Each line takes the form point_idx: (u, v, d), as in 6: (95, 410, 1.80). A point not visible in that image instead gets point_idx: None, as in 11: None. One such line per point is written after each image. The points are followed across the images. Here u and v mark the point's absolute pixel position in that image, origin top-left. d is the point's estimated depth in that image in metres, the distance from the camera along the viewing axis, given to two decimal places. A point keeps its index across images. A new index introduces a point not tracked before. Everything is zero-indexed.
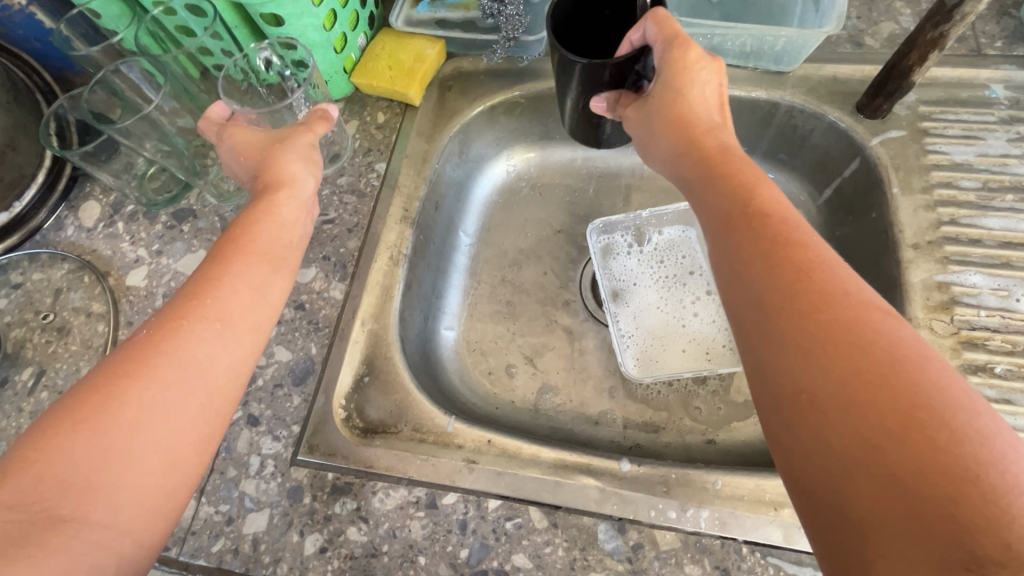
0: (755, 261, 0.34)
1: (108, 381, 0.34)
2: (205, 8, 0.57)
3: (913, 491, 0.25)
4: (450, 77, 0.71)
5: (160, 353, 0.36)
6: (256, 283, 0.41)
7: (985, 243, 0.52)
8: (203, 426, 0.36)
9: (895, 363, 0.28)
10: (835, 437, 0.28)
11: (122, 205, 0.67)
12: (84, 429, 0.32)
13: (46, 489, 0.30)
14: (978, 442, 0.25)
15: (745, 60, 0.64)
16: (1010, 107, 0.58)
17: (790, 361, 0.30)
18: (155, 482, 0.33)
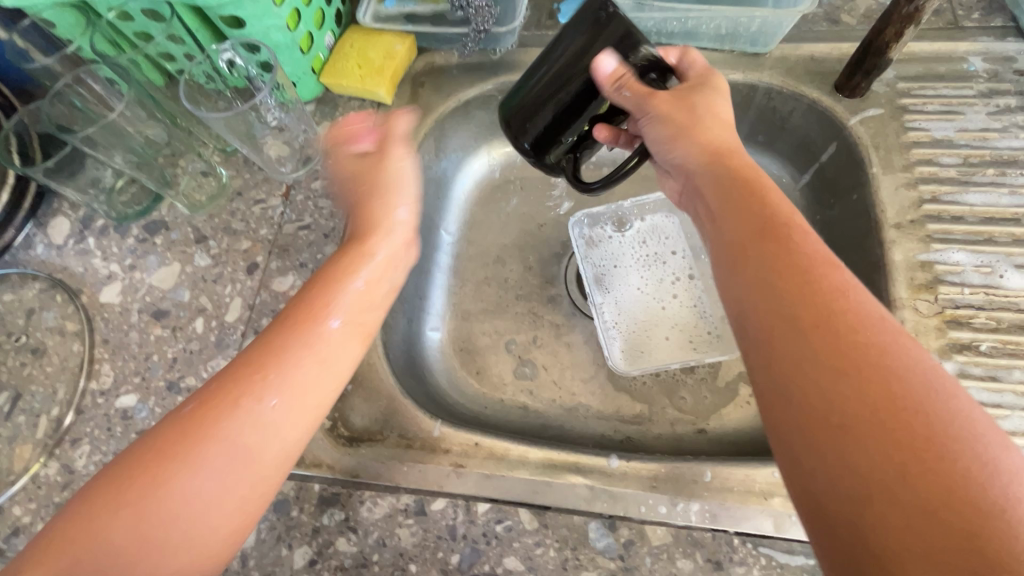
0: (780, 277, 0.34)
1: (158, 459, 0.35)
2: (162, 11, 0.55)
3: (941, 524, 0.25)
4: (422, 73, 0.69)
5: (209, 438, 0.36)
6: (318, 356, 0.40)
7: (967, 220, 0.52)
8: (240, 517, 0.36)
9: (925, 395, 0.28)
10: (861, 464, 0.27)
11: (93, 220, 0.65)
12: (127, 516, 0.34)
13: (95, 566, 0.33)
14: (1001, 478, 0.26)
15: (721, 43, 0.62)
16: (989, 80, 0.57)
17: (820, 381, 0.30)
18: (187, 573, 0.35)
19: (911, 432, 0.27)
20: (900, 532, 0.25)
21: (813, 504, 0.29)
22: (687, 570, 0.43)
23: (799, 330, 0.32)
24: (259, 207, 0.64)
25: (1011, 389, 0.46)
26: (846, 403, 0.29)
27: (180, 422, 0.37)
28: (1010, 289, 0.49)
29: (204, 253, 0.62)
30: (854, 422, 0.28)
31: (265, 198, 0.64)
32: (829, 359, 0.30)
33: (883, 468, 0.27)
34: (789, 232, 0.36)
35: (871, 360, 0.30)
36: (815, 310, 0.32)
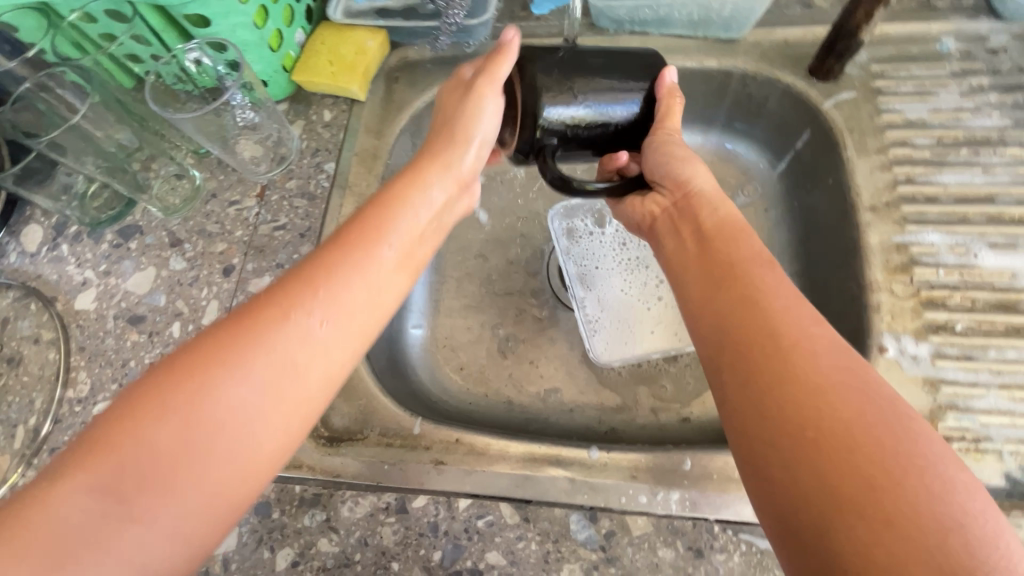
0: (758, 302, 0.36)
1: (210, 360, 0.32)
2: (125, 11, 0.54)
3: (906, 537, 0.26)
4: (397, 68, 0.69)
5: (266, 344, 0.34)
6: (375, 278, 0.39)
7: (942, 201, 0.52)
8: (290, 435, 0.34)
9: (891, 415, 0.30)
10: (830, 473, 0.28)
11: (65, 226, 0.64)
12: (177, 419, 0.30)
13: (123, 480, 0.29)
14: (959, 496, 0.27)
15: (694, 30, 0.62)
16: (961, 60, 0.57)
17: (795, 399, 0.31)
18: (233, 491, 0.32)
19: (877, 446, 0.28)
20: (865, 539, 0.26)
21: (783, 513, 0.29)
22: (668, 559, 0.43)
23: (776, 348, 0.33)
24: (234, 209, 0.63)
25: (987, 368, 0.46)
26: (817, 418, 0.30)
27: (232, 327, 0.34)
28: (984, 268, 0.49)
29: (179, 257, 0.61)
30: (828, 434, 0.29)
31: (240, 199, 0.64)
32: (802, 377, 0.32)
33: (852, 479, 0.28)
34: (763, 265, 0.38)
35: (841, 380, 0.31)
36: (789, 333, 0.34)
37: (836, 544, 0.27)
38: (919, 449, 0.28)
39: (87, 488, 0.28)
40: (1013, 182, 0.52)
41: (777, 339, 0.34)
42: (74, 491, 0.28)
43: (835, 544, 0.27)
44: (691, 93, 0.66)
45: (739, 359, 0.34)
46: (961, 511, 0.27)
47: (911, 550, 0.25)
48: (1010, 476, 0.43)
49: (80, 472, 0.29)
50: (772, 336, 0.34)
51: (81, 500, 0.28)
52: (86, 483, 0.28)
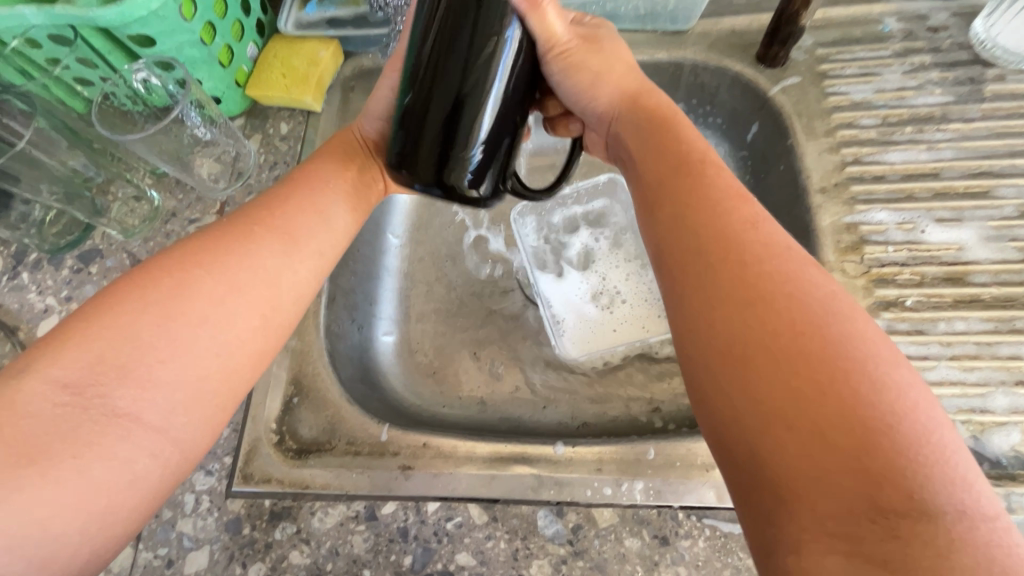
0: (693, 221, 0.34)
1: (179, 265, 0.37)
2: (67, 34, 0.54)
3: (833, 443, 0.25)
4: (352, 77, 0.69)
5: (230, 257, 0.38)
6: (325, 207, 0.44)
7: (889, 179, 0.53)
8: (264, 343, 0.39)
9: (825, 317, 0.29)
10: (756, 386, 0.28)
11: (24, 255, 0.63)
12: (152, 317, 0.35)
13: (103, 371, 0.33)
14: (894, 394, 0.26)
15: (643, 23, 0.63)
16: (904, 39, 0.58)
17: (726, 316, 0.30)
18: (213, 386, 0.35)
19: (809, 354, 0.28)
20: (798, 451, 0.26)
21: (723, 438, 0.29)
22: (634, 548, 0.44)
23: (710, 264, 0.32)
24: (194, 227, 0.63)
25: (937, 340, 0.46)
26: (748, 334, 0.29)
27: (195, 246, 0.38)
28: (932, 243, 0.50)
29: None
30: (755, 349, 0.29)
31: (200, 217, 0.64)
32: (733, 294, 0.31)
33: (780, 393, 0.27)
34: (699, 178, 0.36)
35: (772, 286, 0.30)
36: (724, 247, 0.32)
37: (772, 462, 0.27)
38: (852, 346, 0.28)
39: (67, 379, 0.32)
40: (956, 157, 0.53)
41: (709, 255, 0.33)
42: (52, 382, 0.32)
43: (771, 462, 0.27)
44: None
45: (675, 282, 0.34)
46: (899, 406, 0.26)
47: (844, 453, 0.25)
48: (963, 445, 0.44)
49: (56, 366, 0.32)
50: (703, 257, 0.33)
51: (60, 392, 0.31)
52: (62, 376, 0.32)
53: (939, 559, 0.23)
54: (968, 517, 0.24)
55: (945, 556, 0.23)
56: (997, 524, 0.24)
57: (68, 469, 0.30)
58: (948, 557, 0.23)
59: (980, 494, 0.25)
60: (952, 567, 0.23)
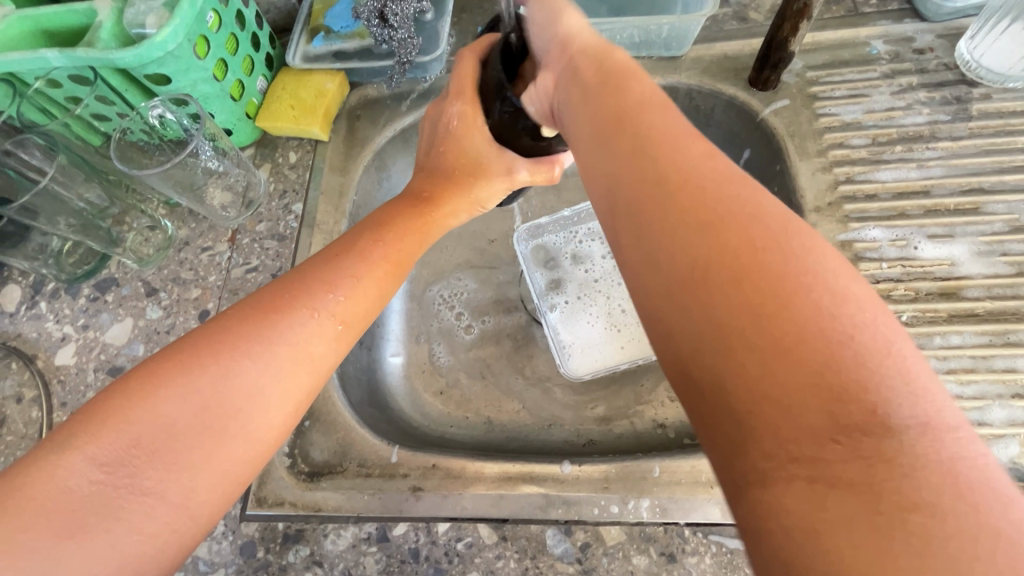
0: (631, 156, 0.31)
1: (227, 345, 0.35)
2: (87, 75, 0.56)
3: (790, 358, 0.22)
4: (358, 106, 0.71)
5: (279, 338, 0.36)
6: (381, 292, 0.43)
7: (881, 197, 0.54)
8: (287, 421, 0.37)
9: (772, 229, 0.26)
10: (708, 307, 0.25)
11: (43, 284, 0.65)
12: (193, 400, 0.33)
13: (138, 455, 0.31)
14: (847, 305, 0.23)
15: (638, 50, 0.65)
16: (891, 61, 0.60)
17: (675, 238, 0.27)
18: (238, 468, 0.34)
19: (754, 267, 0.25)
20: (760, 369, 0.22)
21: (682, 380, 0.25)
22: (642, 566, 0.45)
23: (653, 190, 0.29)
24: (207, 255, 0.65)
25: (933, 355, 0.48)
26: (699, 252, 0.26)
27: (245, 322, 0.36)
28: (925, 259, 0.51)
29: (156, 305, 0.63)
30: (702, 274, 0.25)
31: (213, 245, 0.65)
32: (688, 212, 0.27)
33: (732, 311, 0.24)
34: (641, 105, 0.33)
35: (716, 202, 0.27)
36: (663, 171, 0.29)
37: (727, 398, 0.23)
38: (794, 255, 0.25)
39: (104, 459, 0.30)
40: (946, 174, 0.54)
41: (651, 184, 0.30)
42: (90, 460, 0.30)
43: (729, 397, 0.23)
44: None
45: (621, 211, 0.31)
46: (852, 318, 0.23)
47: (797, 372, 0.22)
48: None
49: (93, 445, 0.31)
50: (656, 176, 0.29)
51: (98, 470, 0.30)
52: (100, 454, 0.31)
53: (905, 478, 0.20)
54: (931, 429, 0.21)
55: (909, 476, 0.20)
56: (960, 435, 0.21)
57: (99, 544, 0.29)
58: (913, 477, 0.20)
59: (940, 401, 0.21)
60: (917, 488, 0.19)
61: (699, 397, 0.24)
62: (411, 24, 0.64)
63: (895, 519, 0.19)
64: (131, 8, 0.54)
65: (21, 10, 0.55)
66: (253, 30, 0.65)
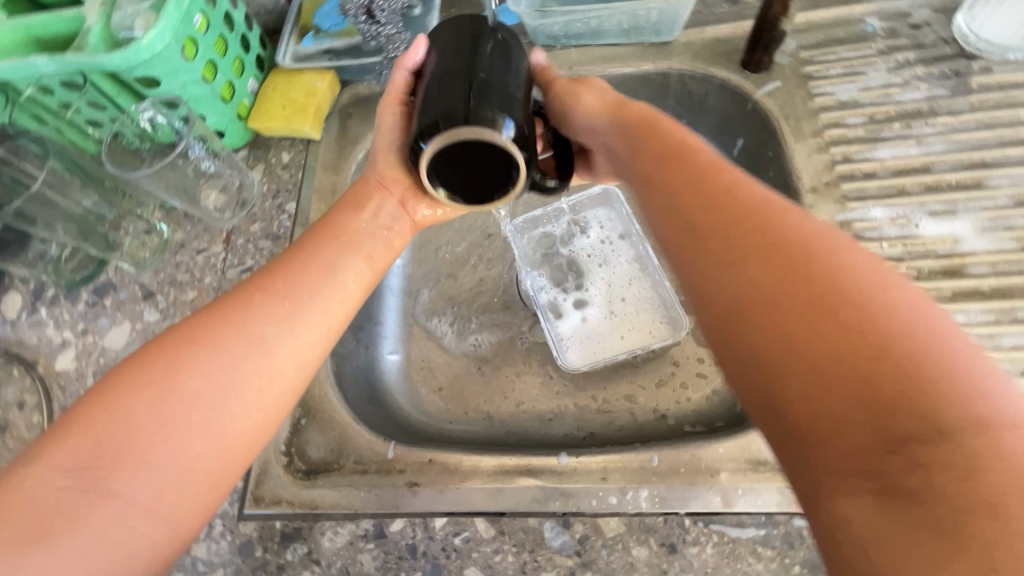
0: (682, 222, 0.32)
1: (174, 344, 0.37)
2: (77, 80, 0.56)
3: (841, 383, 0.24)
4: (349, 104, 0.71)
5: (226, 329, 0.38)
6: (331, 266, 0.43)
7: (880, 175, 0.53)
8: (258, 413, 0.37)
9: (816, 254, 0.28)
10: (764, 339, 0.27)
11: (42, 291, 0.66)
12: (148, 397, 0.35)
13: (102, 457, 0.33)
14: (896, 319, 0.25)
15: (628, 37, 0.64)
16: (887, 37, 0.58)
17: (726, 274, 0.29)
18: (207, 462, 0.35)
19: (803, 290, 0.27)
20: (818, 393, 0.25)
21: (783, 444, 0.26)
22: (642, 557, 0.44)
23: (710, 251, 0.30)
24: (202, 257, 0.65)
25: None
26: (748, 288, 0.28)
27: (196, 320, 0.38)
28: (927, 236, 0.50)
29: (153, 308, 0.63)
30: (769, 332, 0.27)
31: (208, 247, 0.66)
32: (737, 245, 0.30)
33: (783, 338, 0.26)
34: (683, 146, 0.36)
35: (776, 245, 0.29)
36: (706, 208, 0.32)
37: (818, 458, 0.25)
38: (838, 316, 0.25)
39: (68, 466, 0.33)
40: (947, 150, 0.53)
41: (707, 246, 0.31)
42: (55, 467, 0.33)
43: (817, 458, 0.25)
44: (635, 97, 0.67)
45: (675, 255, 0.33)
46: (891, 334, 0.24)
47: (869, 414, 0.23)
48: None
49: (59, 451, 0.33)
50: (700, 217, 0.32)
51: (62, 476, 0.32)
52: (65, 460, 0.33)
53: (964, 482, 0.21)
54: (988, 426, 0.22)
55: (969, 480, 0.21)
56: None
57: (70, 548, 0.31)
58: (972, 480, 0.21)
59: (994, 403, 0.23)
60: (979, 491, 0.21)
61: (791, 463, 0.26)
62: (399, 21, 0.64)
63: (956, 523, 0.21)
64: (119, 12, 0.55)
65: (14, 18, 0.55)
66: (243, 31, 0.65)
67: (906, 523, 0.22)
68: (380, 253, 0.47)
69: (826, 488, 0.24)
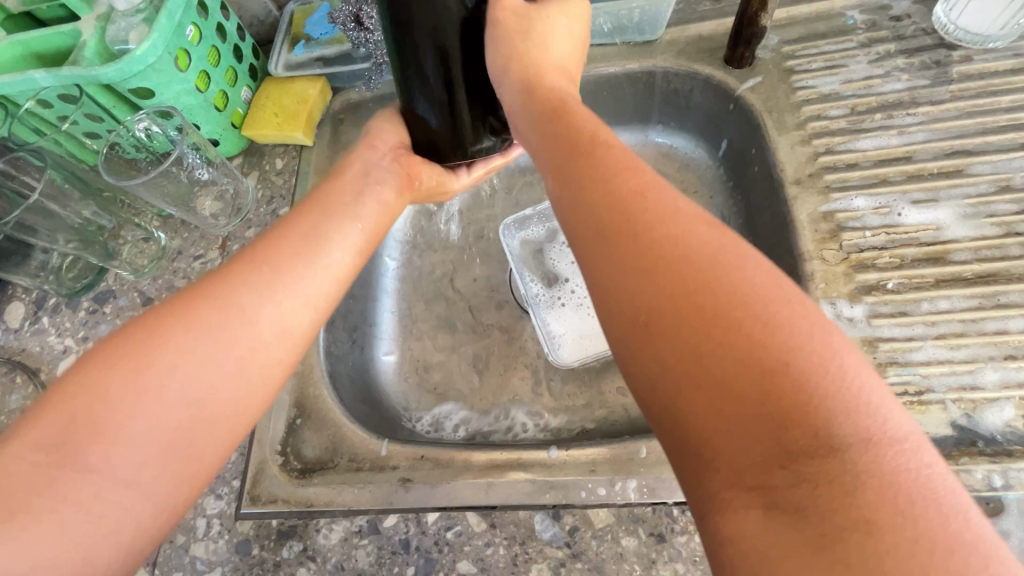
0: (582, 230, 0.32)
1: (155, 316, 0.34)
2: (73, 93, 0.58)
3: (732, 391, 0.24)
4: (341, 110, 0.72)
5: (209, 299, 0.35)
6: (318, 235, 0.42)
7: (862, 165, 0.53)
8: (238, 385, 0.35)
9: (716, 259, 0.27)
10: (659, 346, 0.26)
11: (45, 300, 0.67)
12: (123, 368, 0.32)
13: (77, 429, 0.31)
14: (787, 329, 0.24)
15: (613, 37, 0.65)
16: (868, 30, 0.59)
17: (624, 277, 0.29)
18: (191, 436, 0.33)
19: (696, 299, 0.26)
20: (712, 405, 0.24)
21: (675, 453, 0.26)
22: (631, 547, 0.44)
23: (611, 254, 0.30)
24: (199, 263, 0.67)
25: (921, 321, 0.46)
26: (642, 291, 0.28)
27: (179, 294, 0.36)
28: (909, 225, 0.50)
29: None
30: (667, 342, 0.26)
31: (204, 252, 0.67)
32: (637, 246, 0.29)
33: (681, 345, 0.26)
34: (586, 131, 0.36)
35: (677, 248, 0.28)
36: (603, 208, 0.31)
37: (711, 467, 0.24)
38: (728, 327, 0.25)
39: (43, 441, 0.31)
40: (929, 138, 0.53)
41: (608, 249, 0.30)
42: (29, 443, 0.30)
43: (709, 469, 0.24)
44: (621, 96, 0.68)
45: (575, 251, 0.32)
46: (780, 345, 0.24)
47: (762, 426, 0.23)
48: (956, 424, 0.43)
49: (32, 427, 0.31)
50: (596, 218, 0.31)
51: (36, 451, 0.30)
52: (38, 436, 0.31)
53: (846, 498, 0.21)
54: (876, 444, 0.22)
55: (853, 495, 0.21)
56: (906, 445, 0.22)
57: (49, 526, 0.29)
58: (858, 495, 0.21)
59: (885, 417, 0.23)
60: (858, 508, 0.21)
61: (682, 468, 0.25)
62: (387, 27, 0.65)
63: (838, 540, 0.20)
64: (112, 25, 0.56)
65: (11, 35, 0.57)
66: (235, 41, 0.67)
67: (790, 536, 0.21)
68: (370, 225, 0.47)
69: (714, 499, 0.24)
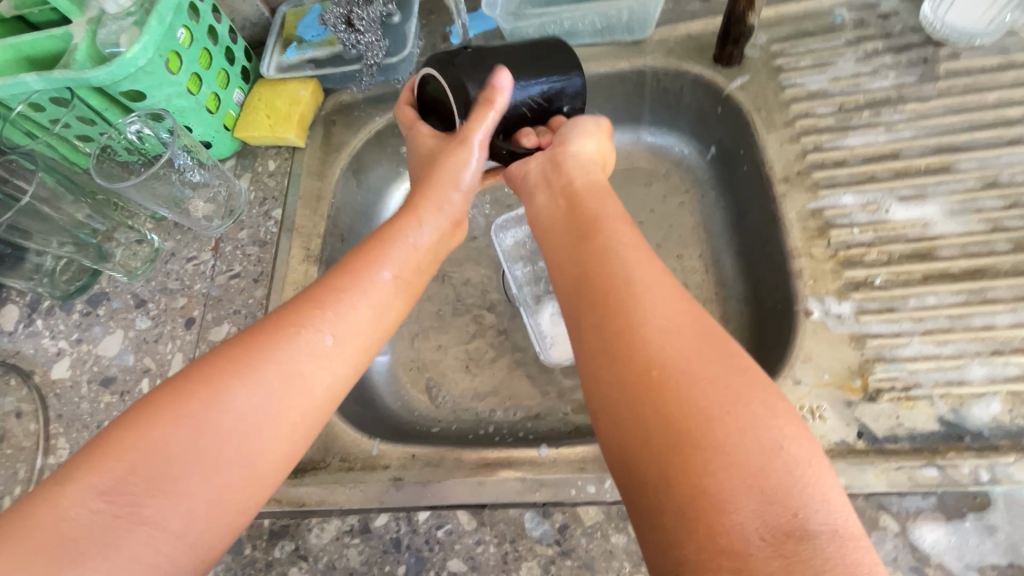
0: (602, 293, 0.36)
1: (215, 373, 0.36)
2: (65, 96, 0.58)
3: (730, 465, 0.28)
4: (334, 112, 0.72)
5: (270, 360, 0.37)
6: (374, 301, 0.43)
7: (850, 162, 0.54)
8: (287, 443, 0.37)
9: (730, 356, 0.32)
10: (668, 415, 0.30)
11: (39, 302, 0.67)
12: (186, 426, 0.34)
13: (134, 481, 0.32)
14: (780, 426, 0.29)
15: (602, 37, 0.65)
16: (856, 28, 0.59)
17: (644, 351, 0.32)
18: (239, 497, 0.35)
19: (706, 382, 0.30)
20: (714, 475, 0.28)
21: (655, 511, 0.29)
22: (620, 544, 0.44)
23: (634, 327, 0.34)
24: (192, 264, 0.67)
25: (908, 317, 0.47)
26: (661, 364, 0.31)
27: (236, 348, 0.38)
28: (897, 221, 0.50)
29: (144, 316, 0.65)
30: (677, 414, 0.30)
31: (197, 254, 0.67)
32: (659, 327, 0.33)
33: (692, 419, 0.29)
34: (611, 220, 0.41)
35: (693, 337, 0.33)
36: (626, 288, 0.36)
37: (695, 529, 0.27)
38: (735, 414, 0.29)
39: (103, 488, 0.32)
40: (916, 135, 0.53)
41: (634, 323, 0.34)
42: (91, 490, 0.32)
43: (692, 530, 0.27)
44: (612, 96, 0.69)
45: (589, 315, 0.36)
46: (772, 438, 0.29)
47: (751, 499, 0.27)
48: (943, 419, 0.43)
49: (94, 473, 0.32)
50: (619, 293, 0.35)
51: (97, 499, 0.32)
52: (100, 484, 0.32)
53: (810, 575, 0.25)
54: (839, 536, 0.27)
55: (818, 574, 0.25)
56: (862, 541, 0.27)
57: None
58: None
59: (845, 513, 0.28)
60: None
61: (658, 523, 0.28)
62: (377, 28, 0.66)
63: None
64: (104, 29, 0.56)
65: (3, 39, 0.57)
66: (227, 44, 0.67)
67: None
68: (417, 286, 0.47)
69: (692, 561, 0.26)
